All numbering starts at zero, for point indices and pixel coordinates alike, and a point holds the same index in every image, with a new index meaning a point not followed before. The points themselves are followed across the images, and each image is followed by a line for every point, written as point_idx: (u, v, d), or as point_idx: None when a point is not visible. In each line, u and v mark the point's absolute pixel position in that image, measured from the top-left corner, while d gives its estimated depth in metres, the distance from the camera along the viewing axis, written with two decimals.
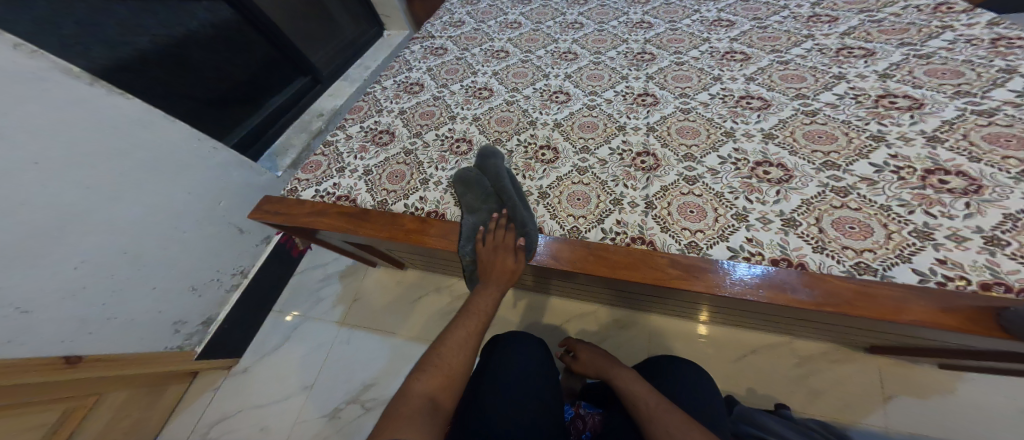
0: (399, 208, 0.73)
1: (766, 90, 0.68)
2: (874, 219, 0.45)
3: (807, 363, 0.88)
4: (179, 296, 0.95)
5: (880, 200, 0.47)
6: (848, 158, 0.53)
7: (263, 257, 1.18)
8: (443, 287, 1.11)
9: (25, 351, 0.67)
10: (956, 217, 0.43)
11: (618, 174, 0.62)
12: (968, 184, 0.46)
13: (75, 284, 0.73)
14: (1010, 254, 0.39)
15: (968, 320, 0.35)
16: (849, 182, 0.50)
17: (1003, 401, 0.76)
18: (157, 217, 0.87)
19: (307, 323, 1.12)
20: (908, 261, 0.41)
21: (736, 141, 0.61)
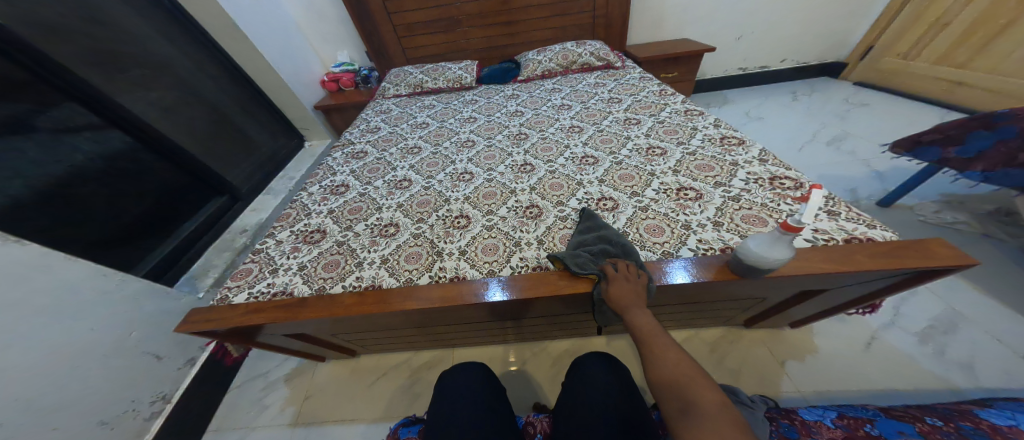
0: (337, 290, 0.84)
1: (595, 151, 0.98)
2: (663, 223, 0.70)
3: (717, 347, 1.06)
4: (84, 434, 0.86)
5: (662, 210, 0.73)
6: (642, 187, 0.80)
7: (188, 378, 1.10)
8: (402, 363, 1.14)
9: None
10: (697, 213, 0.70)
11: (516, 224, 0.84)
12: (695, 193, 0.74)
13: None
14: (726, 227, 0.66)
15: (720, 274, 0.58)
16: (647, 202, 0.76)
17: (842, 343, 1.01)
18: (56, 359, 0.82)
19: (251, 436, 1.03)
20: (684, 244, 0.65)
21: (585, 187, 0.86)
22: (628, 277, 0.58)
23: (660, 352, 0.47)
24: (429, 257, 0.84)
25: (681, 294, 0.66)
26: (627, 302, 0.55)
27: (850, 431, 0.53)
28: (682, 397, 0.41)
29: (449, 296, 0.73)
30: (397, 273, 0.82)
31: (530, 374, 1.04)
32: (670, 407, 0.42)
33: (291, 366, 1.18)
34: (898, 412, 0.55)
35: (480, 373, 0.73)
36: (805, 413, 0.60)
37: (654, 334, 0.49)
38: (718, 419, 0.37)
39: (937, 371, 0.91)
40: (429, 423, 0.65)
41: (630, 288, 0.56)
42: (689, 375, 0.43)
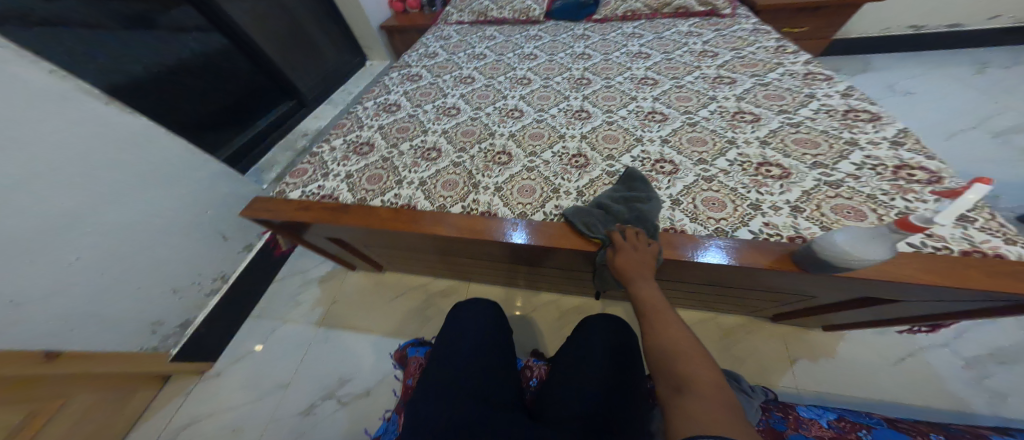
0: (376, 203, 0.87)
1: (666, 107, 0.86)
2: (727, 198, 0.61)
3: (732, 333, 0.99)
4: (160, 297, 1.02)
5: (732, 183, 0.63)
6: (712, 156, 0.70)
7: (245, 262, 1.26)
8: (420, 285, 1.21)
9: (9, 342, 0.75)
10: (774, 194, 0.60)
11: (557, 171, 0.79)
12: (783, 171, 0.63)
13: (68, 279, 0.81)
14: (807, 216, 0.55)
15: (779, 263, 0.50)
16: (713, 172, 0.66)
17: (868, 352, 0.92)
18: (146, 223, 0.95)
19: (285, 325, 1.19)
20: (746, 224, 0.57)
21: (644, 144, 0.77)
22: (636, 245, 0.54)
23: (663, 325, 0.44)
24: (464, 188, 0.83)
25: (719, 275, 0.60)
26: (633, 271, 0.52)
27: (839, 431, 0.58)
28: (673, 367, 0.39)
29: (476, 229, 0.72)
30: (432, 198, 0.83)
31: (535, 321, 1.06)
32: (662, 380, 0.40)
33: (324, 269, 1.32)
34: (899, 423, 0.57)
35: (490, 311, 0.73)
36: (803, 410, 0.65)
37: (660, 307, 0.47)
38: (708, 395, 0.35)
39: (959, 392, 0.83)
40: (434, 351, 0.67)
41: (634, 256, 0.52)
42: (686, 349, 0.40)
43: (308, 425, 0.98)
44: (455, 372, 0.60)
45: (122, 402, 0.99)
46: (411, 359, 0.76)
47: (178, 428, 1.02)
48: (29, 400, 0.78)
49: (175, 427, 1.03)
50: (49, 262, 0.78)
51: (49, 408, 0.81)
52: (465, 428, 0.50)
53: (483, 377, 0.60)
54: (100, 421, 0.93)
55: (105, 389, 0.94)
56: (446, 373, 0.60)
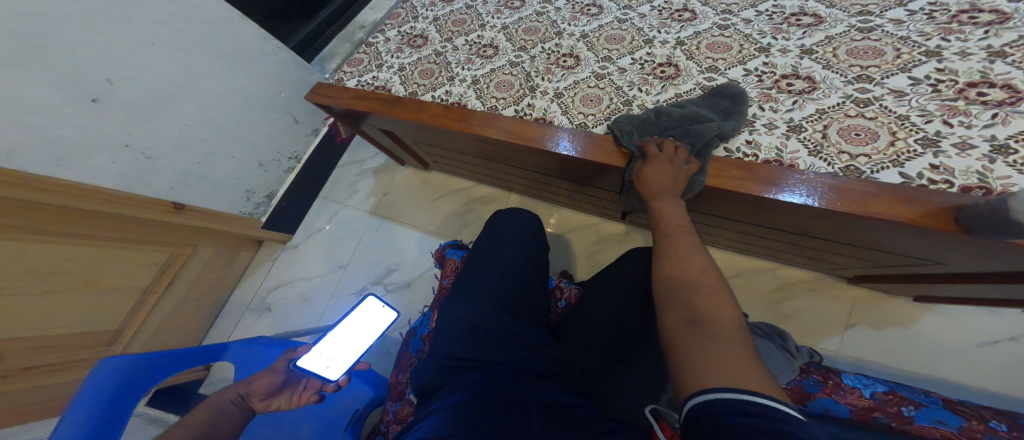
0: (427, 99, 0.82)
1: (824, 5, 0.58)
2: (884, 128, 0.45)
3: (785, 289, 0.88)
4: (250, 168, 1.16)
5: (902, 110, 0.45)
6: (885, 73, 0.49)
7: (314, 145, 1.34)
8: (462, 190, 1.20)
9: (147, 191, 0.92)
10: (974, 127, 0.41)
11: (635, 80, 0.64)
12: (1008, 96, 0.42)
13: (181, 142, 0.93)
14: (1013, 161, 0.38)
15: (929, 216, 0.38)
16: (876, 94, 0.48)
17: (951, 332, 0.77)
18: (232, 99, 1.02)
19: (345, 211, 1.30)
20: (898, 165, 0.42)
21: (769, 55, 0.57)
22: (671, 159, 0.48)
23: (682, 257, 0.37)
24: (520, 90, 0.74)
25: (824, 222, 0.49)
26: (658, 189, 0.46)
27: (879, 404, 0.48)
28: (687, 303, 0.32)
29: (529, 135, 0.65)
30: (484, 98, 0.76)
31: (569, 241, 1.03)
32: (670, 316, 0.33)
33: (379, 162, 1.35)
34: (965, 409, 0.44)
35: (530, 223, 0.68)
36: (846, 376, 0.52)
37: (684, 238, 0.39)
38: (726, 339, 0.27)
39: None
40: (470, 256, 0.67)
41: (670, 171, 0.46)
42: (706, 285, 0.33)
43: None
44: (487, 281, 0.59)
45: (231, 252, 1.21)
46: (448, 260, 0.73)
47: (269, 288, 1.25)
48: (167, 237, 0.99)
49: (267, 287, 1.26)
50: (162, 124, 0.88)
51: (184, 253, 1.04)
52: (490, 339, 0.50)
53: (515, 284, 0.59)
54: (218, 267, 1.18)
55: (220, 241, 1.15)
56: (480, 276, 0.60)
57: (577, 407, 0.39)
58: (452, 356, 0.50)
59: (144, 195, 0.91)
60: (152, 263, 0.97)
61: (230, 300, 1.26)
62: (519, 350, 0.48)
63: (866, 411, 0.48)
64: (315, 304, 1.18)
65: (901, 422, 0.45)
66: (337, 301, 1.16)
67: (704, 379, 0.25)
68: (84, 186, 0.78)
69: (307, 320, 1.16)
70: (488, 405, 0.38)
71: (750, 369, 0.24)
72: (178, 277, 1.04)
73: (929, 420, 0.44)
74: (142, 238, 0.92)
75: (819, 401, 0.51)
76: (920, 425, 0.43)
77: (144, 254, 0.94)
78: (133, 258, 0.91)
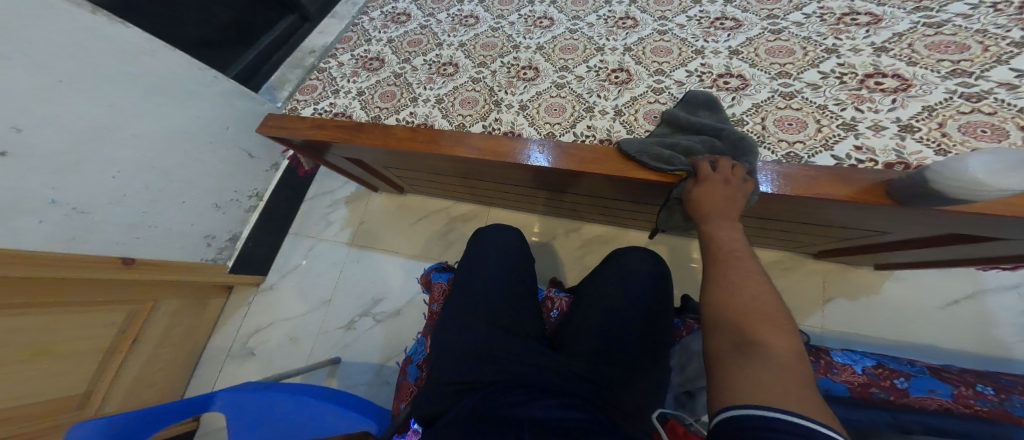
0: (392, 122, 0.81)
1: (740, 12, 0.64)
2: (810, 117, 0.50)
3: (765, 271, 0.95)
4: (206, 212, 1.09)
5: (820, 100, 0.50)
6: (800, 69, 0.54)
7: (274, 181, 1.29)
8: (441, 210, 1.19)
9: (88, 249, 0.83)
10: (881, 111, 0.47)
11: (593, 87, 0.67)
12: (900, 84, 0.48)
13: (119, 191, 0.86)
14: (919, 137, 0.44)
15: (866, 193, 0.42)
16: (796, 87, 0.53)
17: (916, 296, 0.87)
18: (173, 138, 0.95)
19: (321, 245, 1.24)
20: (828, 149, 0.47)
21: (704, 57, 0.61)
22: (727, 179, 0.44)
23: (730, 279, 0.35)
24: (485, 106, 0.74)
25: (781, 205, 0.53)
26: (711, 211, 0.43)
27: (875, 379, 0.58)
28: (738, 330, 0.30)
29: (500, 151, 0.66)
30: (451, 116, 0.76)
31: (555, 248, 1.05)
32: (720, 341, 0.31)
33: (350, 191, 1.31)
34: (948, 375, 0.56)
35: (513, 237, 0.68)
36: (837, 355, 0.63)
37: (742, 263, 0.36)
38: (774, 363, 0.26)
39: (1007, 339, 0.80)
40: (456, 278, 0.67)
41: (724, 191, 0.43)
42: (762, 312, 0.31)
43: (354, 335, 1.10)
44: (477, 301, 0.59)
45: (201, 301, 1.14)
46: (436, 284, 0.72)
47: (248, 335, 1.18)
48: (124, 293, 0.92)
49: (244, 334, 1.18)
50: (95, 173, 0.80)
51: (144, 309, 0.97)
52: (487, 359, 0.50)
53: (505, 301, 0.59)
54: (184, 321, 1.09)
55: (184, 292, 1.07)
56: (469, 295, 0.60)
57: (576, 420, 0.39)
58: (451, 382, 0.50)
59: (84, 253, 0.82)
60: (111, 323, 0.89)
61: (207, 349, 1.19)
62: (518, 367, 0.49)
63: (864, 388, 0.58)
64: (302, 345, 1.12)
65: (897, 394, 0.56)
66: (324, 338, 1.11)
67: (737, 394, 0.25)
68: (14, 250, 0.70)
69: (294, 363, 1.11)
70: (490, 428, 0.38)
71: (799, 394, 0.23)
72: (144, 332, 0.97)
73: (922, 390, 0.55)
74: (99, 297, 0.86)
75: (821, 381, 0.60)
76: (916, 396, 0.54)
77: (97, 317, 0.85)
78: (86, 321, 0.83)
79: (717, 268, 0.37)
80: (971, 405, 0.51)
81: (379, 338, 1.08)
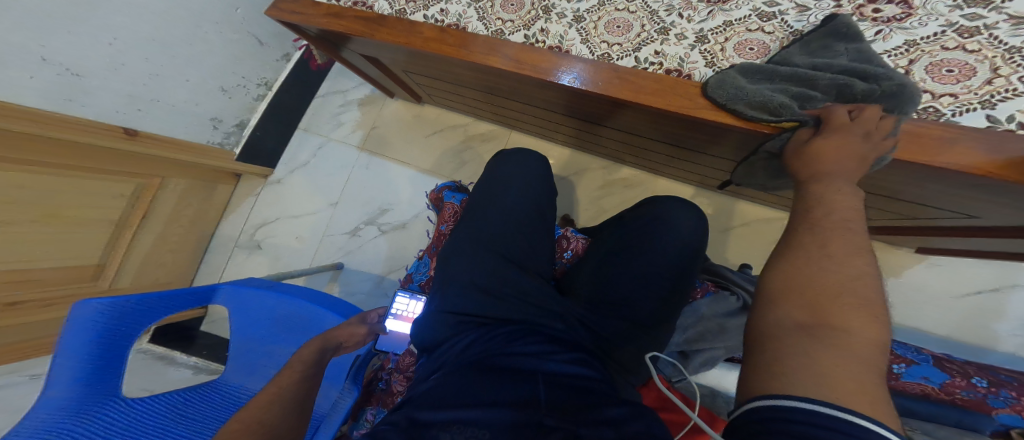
0: (418, 19, 0.69)
1: None
2: (987, 63, 0.37)
3: None
4: (211, 94, 1.01)
5: (1016, 41, 0.37)
6: None
7: (286, 73, 1.19)
8: (459, 126, 1.09)
9: (87, 114, 0.78)
10: None
11: (675, 3, 0.53)
12: None
13: (117, 59, 0.77)
14: None
15: (1006, 166, 0.33)
16: (988, 21, 0.38)
17: (943, 283, 0.80)
18: (178, 12, 0.84)
19: (330, 145, 1.19)
20: (992, 106, 0.37)
21: None
22: (867, 129, 0.33)
23: (828, 251, 0.24)
24: (531, 12, 0.62)
25: (862, 169, 0.44)
26: (828, 168, 0.31)
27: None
28: (805, 306, 0.22)
29: (538, 66, 0.56)
30: (488, 19, 0.64)
31: (573, 185, 0.98)
32: (768, 313, 0.23)
33: (364, 93, 1.21)
34: (948, 364, 0.58)
35: (536, 162, 0.60)
36: None
37: (850, 235, 0.25)
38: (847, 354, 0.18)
39: (1001, 333, 0.76)
40: (471, 201, 0.61)
41: (845, 143, 0.33)
42: (851, 292, 0.22)
43: (357, 243, 1.09)
44: (488, 230, 0.53)
45: (208, 186, 1.12)
46: (446, 204, 0.66)
47: (254, 228, 1.19)
48: (134, 166, 0.90)
49: (251, 227, 1.19)
50: (91, 39, 0.71)
51: (153, 186, 0.95)
52: (492, 293, 0.46)
53: (520, 235, 0.53)
54: (194, 203, 1.09)
55: (191, 174, 1.05)
56: (484, 224, 0.54)
57: (591, 381, 0.35)
58: (452, 312, 0.46)
59: (83, 118, 0.77)
60: (121, 194, 0.89)
61: (217, 235, 1.21)
62: (529, 308, 0.45)
63: None
64: (306, 244, 1.13)
65: (887, 376, 0.58)
66: (328, 243, 1.11)
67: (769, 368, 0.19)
68: (13, 106, 0.65)
69: (299, 263, 1.12)
70: (487, 373, 0.35)
71: (846, 380, 0.17)
72: (153, 209, 0.96)
73: (914, 376, 0.57)
74: (108, 167, 0.84)
75: None
76: (905, 380, 0.57)
77: (109, 187, 0.85)
78: (95, 190, 0.83)
79: (813, 235, 0.26)
80: (954, 393, 0.55)
81: (382, 250, 1.07)
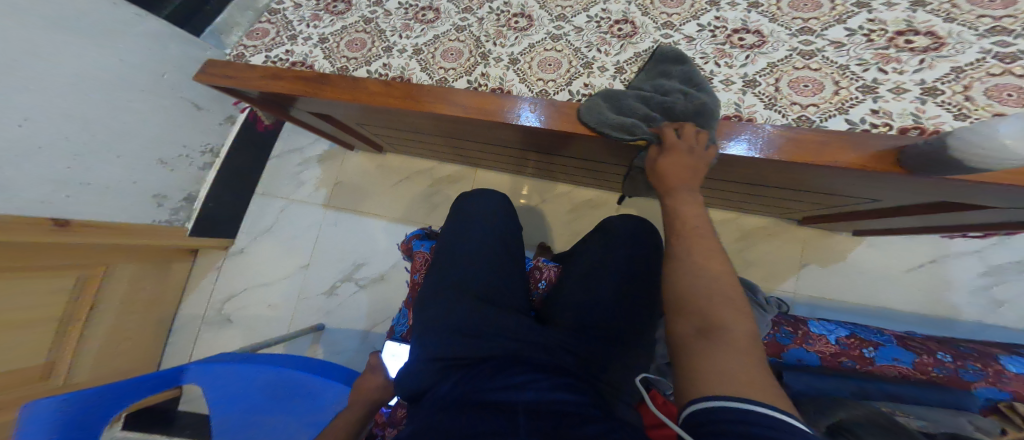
0: (362, 75, 0.72)
1: None
2: (829, 78, 0.46)
3: (748, 237, 0.96)
4: (150, 168, 0.96)
5: (842, 60, 0.46)
6: (824, 25, 0.49)
7: (231, 135, 1.17)
8: (425, 171, 1.11)
9: (12, 208, 0.69)
10: (906, 73, 0.44)
11: (592, 40, 0.60)
12: (932, 43, 0.44)
13: (32, 144, 0.69)
14: (940, 102, 0.42)
15: (873, 159, 0.40)
16: (817, 46, 0.48)
17: (887, 262, 0.91)
18: (96, 82, 0.78)
19: (293, 206, 1.18)
20: (844, 113, 0.44)
21: (720, 9, 0.54)
22: (693, 148, 0.42)
23: (693, 255, 0.32)
24: (471, 59, 0.66)
25: (782, 173, 0.51)
26: (675, 185, 0.40)
27: (845, 349, 0.59)
28: (697, 311, 0.28)
29: (491, 110, 0.59)
30: (431, 69, 0.68)
31: (543, 213, 1.02)
32: (676, 322, 0.29)
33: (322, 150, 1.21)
34: (912, 344, 0.59)
35: (497, 202, 0.64)
36: (813, 325, 0.62)
37: (702, 237, 0.34)
38: (734, 349, 0.24)
39: (958, 303, 0.86)
40: (439, 246, 0.63)
41: (686, 162, 0.40)
42: (713, 289, 0.29)
43: (337, 301, 1.06)
44: (459, 273, 0.56)
45: (162, 266, 1.06)
46: (417, 254, 0.68)
47: (221, 302, 1.13)
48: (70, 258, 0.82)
49: (217, 301, 1.13)
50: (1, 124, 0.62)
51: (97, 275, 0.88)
52: (469, 334, 0.48)
53: (489, 274, 0.56)
54: (146, 285, 1.02)
55: (137, 257, 0.98)
56: (455, 267, 0.57)
57: (578, 405, 0.37)
58: (431, 357, 0.48)
59: (10, 214, 0.69)
60: (59, 291, 0.80)
61: (179, 314, 1.14)
62: (507, 344, 0.47)
63: (835, 357, 0.59)
64: (280, 310, 1.09)
65: (863, 362, 0.58)
66: (305, 306, 1.08)
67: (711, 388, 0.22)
68: None
69: (276, 330, 1.08)
70: (469, 411, 0.37)
71: (759, 381, 0.21)
72: (100, 300, 0.89)
73: (887, 359, 0.57)
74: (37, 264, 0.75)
75: (794, 351, 0.61)
76: (880, 364, 0.57)
77: (44, 284, 0.77)
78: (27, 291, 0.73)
79: (684, 243, 0.34)
80: (927, 371, 0.55)
81: (363, 304, 1.05)
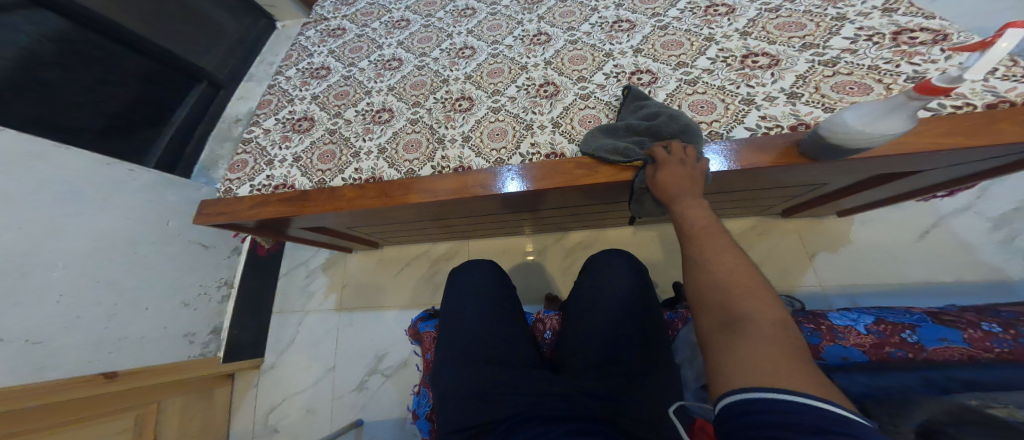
0: (337, 183, 0.79)
1: (631, 13, 0.80)
2: (715, 98, 0.63)
3: (744, 240, 1.02)
4: (174, 312, 1.04)
5: (717, 83, 0.65)
6: (693, 57, 0.69)
7: (239, 266, 1.26)
8: (421, 255, 1.23)
9: (60, 373, 0.76)
10: (767, 83, 0.62)
11: (527, 105, 0.73)
12: (772, 60, 0.65)
13: (71, 314, 0.78)
14: (804, 101, 0.58)
15: (784, 157, 0.53)
16: (696, 74, 0.67)
17: (892, 234, 0.96)
18: (112, 242, 0.87)
19: (307, 317, 1.26)
20: (741, 122, 0.59)
21: (614, 58, 0.74)
22: (683, 160, 0.51)
23: (707, 256, 0.38)
24: (429, 146, 0.75)
25: (733, 181, 0.59)
26: (673, 192, 0.48)
27: (884, 338, 0.54)
28: (723, 306, 0.32)
29: (471, 186, 0.65)
30: (397, 164, 0.75)
31: (543, 268, 1.08)
32: (704, 318, 0.34)
33: (324, 257, 1.33)
34: (948, 317, 0.54)
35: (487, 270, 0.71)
36: (835, 318, 0.59)
37: (711, 236, 0.40)
38: (765, 336, 0.28)
39: (995, 262, 0.88)
40: (441, 322, 0.68)
41: (682, 171, 0.49)
42: (736, 284, 0.33)
43: (367, 395, 1.11)
44: (466, 342, 0.60)
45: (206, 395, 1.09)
46: (425, 335, 0.73)
47: (265, 413, 1.16)
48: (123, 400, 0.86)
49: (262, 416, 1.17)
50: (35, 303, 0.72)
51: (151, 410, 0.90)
52: (485, 398, 0.52)
53: (494, 337, 0.60)
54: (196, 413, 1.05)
55: (184, 390, 1.03)
56: (460, 337, 0.62)
57: None
58: (457, 430, 0.51)
59: (58, 378, 0.75)
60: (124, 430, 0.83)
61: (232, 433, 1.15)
62: (525, 399, 0.51)
63: (878, 349, 0.53)
64: (319, 413, 1.12)
65: (913, 350, 0.52)
66: (340, 404, 1.12)
67: (748, 376, 0.26)
68: None
69: (318, 432, 1.11)
70: None
71: (799, 365, 0.25)
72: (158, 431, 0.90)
73: (934, 341, 0.51)
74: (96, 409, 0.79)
75: (832, 351, 0.55)
76: (932, 349, 0.51)
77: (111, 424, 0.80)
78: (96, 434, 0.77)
79: (695, 245, 0.40)
80: (988, 347, 0.48)
81: (392, 394, 1.09)
